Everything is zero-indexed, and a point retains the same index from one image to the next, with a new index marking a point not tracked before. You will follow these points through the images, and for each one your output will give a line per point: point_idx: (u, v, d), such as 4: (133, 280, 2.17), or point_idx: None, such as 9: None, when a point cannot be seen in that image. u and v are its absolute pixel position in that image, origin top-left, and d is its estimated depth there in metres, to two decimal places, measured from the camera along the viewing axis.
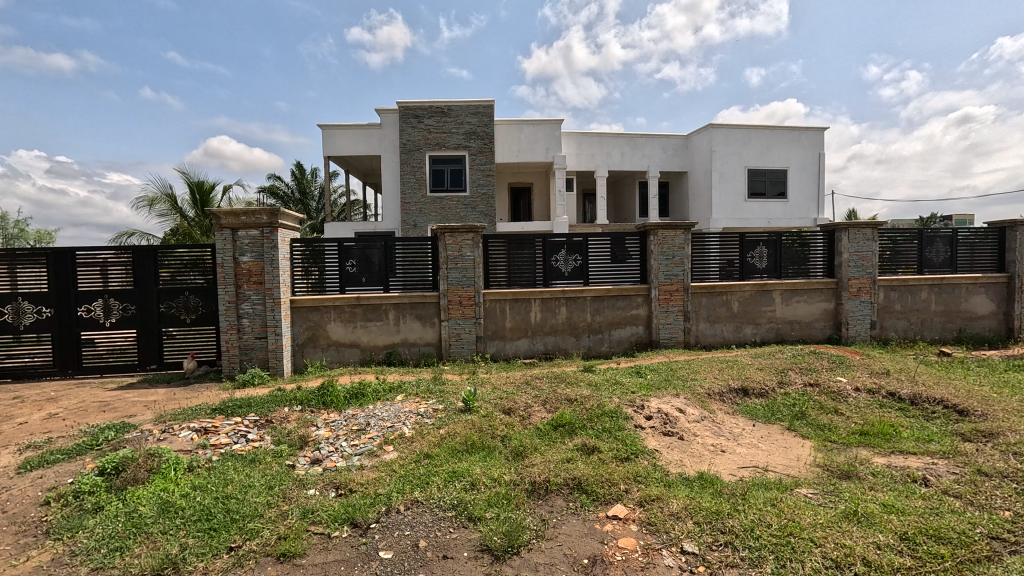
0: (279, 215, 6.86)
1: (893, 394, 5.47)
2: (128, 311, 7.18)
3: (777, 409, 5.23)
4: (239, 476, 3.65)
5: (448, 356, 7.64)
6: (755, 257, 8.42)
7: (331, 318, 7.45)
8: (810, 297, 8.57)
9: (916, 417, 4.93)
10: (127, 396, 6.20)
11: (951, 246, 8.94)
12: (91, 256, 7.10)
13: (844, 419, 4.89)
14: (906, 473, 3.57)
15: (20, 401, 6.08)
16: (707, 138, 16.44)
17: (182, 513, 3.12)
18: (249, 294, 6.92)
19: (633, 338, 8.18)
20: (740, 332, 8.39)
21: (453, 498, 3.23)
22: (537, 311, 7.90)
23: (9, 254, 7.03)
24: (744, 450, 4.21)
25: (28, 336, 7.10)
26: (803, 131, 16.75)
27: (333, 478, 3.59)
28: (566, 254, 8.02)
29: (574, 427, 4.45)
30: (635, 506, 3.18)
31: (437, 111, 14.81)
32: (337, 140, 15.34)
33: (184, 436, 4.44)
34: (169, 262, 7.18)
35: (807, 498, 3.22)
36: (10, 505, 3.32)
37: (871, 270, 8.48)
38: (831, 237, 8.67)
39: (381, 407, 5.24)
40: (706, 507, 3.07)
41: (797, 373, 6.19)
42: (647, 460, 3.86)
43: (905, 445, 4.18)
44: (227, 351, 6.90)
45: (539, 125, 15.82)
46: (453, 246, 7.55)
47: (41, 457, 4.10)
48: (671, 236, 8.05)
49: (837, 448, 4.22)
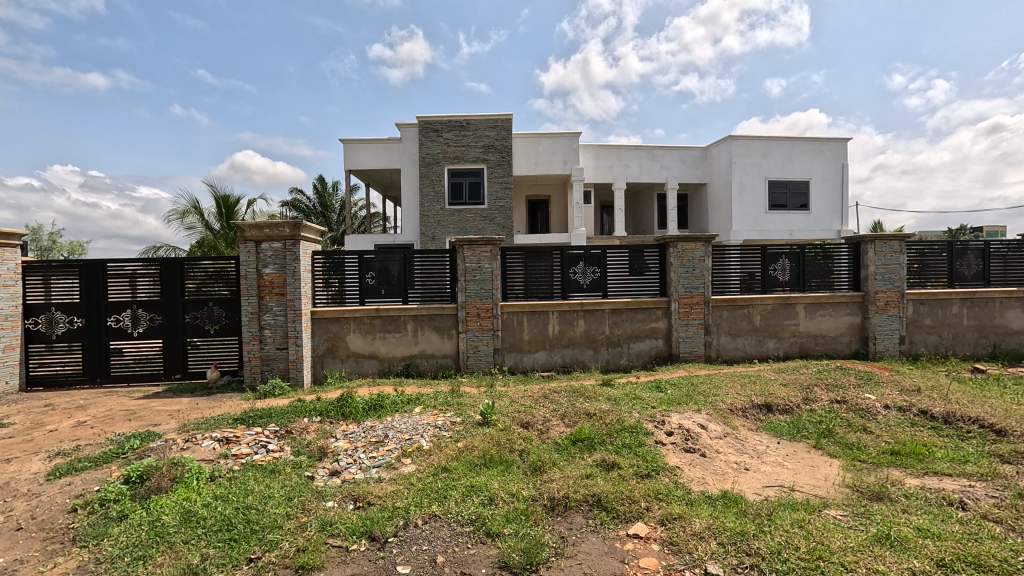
0: (301, 228, 7.00)
1: (925, 412, 5.28)
2: (155, 321, 7.36)
3: (803, 426, 5.09)
4: (259, 487, 3.68)
5: (466, 368, 7.64)
6: (777, 270, 8.27)
7: (350, 329, 7.52)
8: (835, 310, 8.36)
9: (949, 437, 4.75)
10: (152, 405, 6.32)
11: (983, 259, 8.68)
12: (121, 267, 7.32)
13: (874, 438, 4.73)
14: (941, 495, 3.43)
15: (51, 409, 6.25)
16: (726, 149, 16.31)
17: (203, 523, 3.15)
18: (271, 306, 7.03)
19: (652, 351, 8.08)
20: (762, 346, 8.22)
21: (471, 513, 3.20)
22: (555, 324, 7.86)
23: (44, 265, 7.29)
24: (769, 468, 4.10)
25: (60, 345, 7.32)
26: (825, 142, 16.53)
27: (351, 490, 3.59)
28: (584, 266, 7.98)
29: (593, 442, 4.39)
30: (656, 525, 3.11)
31: (456, 124, 15.00)
32: (358, 154, 15.63)
33: (207, 445, 4.51)
34: (195, 273, 7.35)
35: (837, 520, 3.12)
36: (39, 512, 3.40)
37: (899, 283, 8.26)
38: (857, 250, 8.49)
39: (400, 419, 5.24)
40: (730, 527, 2.98)
41: (824, 389, 6.00)
42: (669, 477, 3.79)
43: (939, 466, 4.02)
44: (250, 362, 7.01)
45: (557, 138, 15.90)
46: (471, 259, 7.58)
47: (69, 464, 4.19)
48: (690, 249, 7.97)
49: (866, 468, 4.09)
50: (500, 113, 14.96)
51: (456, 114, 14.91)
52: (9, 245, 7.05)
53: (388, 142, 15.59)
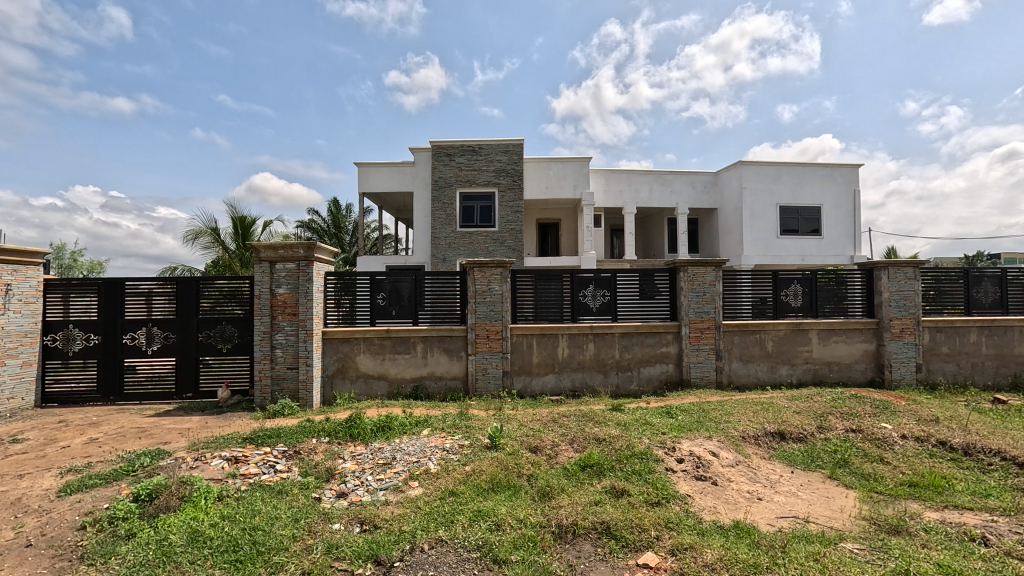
0: (315, 249, 7.13)
1: (943, 443, 5.16)
2: (169, 339, 7.47)
3: (817, 455, 4.99)
4: (266, 508, 3.67)
5: (474, 391, 7.60)
6: (789, 295, 8.21)
7: (360, 350, 7.56)
8: (849, 337, 8.25)
9: (970, 469, 4.64)
10: (163, 423, 6.35)
11: (1000, 287, 8.55)
12: (137, 285, 7.47)
13: (891, 469, 4.63)
14: (962, 530, 3.32)
15: (65, 425, 6.33)
16: (737, 174, 16.39)
17: (210, 543, 3.14)
18: (283, 326, 7.10)
19: (662, 377, 7.99)
20: (775, 373, 8.11)
21: (478, 539, 3.16)
22: (564, 347, 7.84)
23: (64, 283, 7.48)
24: (782, 498, 4.01)
25: (76, 361, 7.43)
26: (837, 168, 16.55)
27: (358, 513, 3.57)
28: (594, 289, 8.00)
29: (603, 468, 4.34)
30: (666, 555, 3.05)
31: (469, 149, 15.29)
32: (372, 177, 15.92)
33: (216, 464, 4.52)
34: (210, 292, 7.48)
35: (853, 554, 3.03)
36: (49, 528, 3.42)
37: (914, 310, 8.17)
38: (870, 276, 8.41)
39: (407, 441, 5.23)
40: (743, 558, 2.91)
41: (838, 418, 5.87)
42: (679, 506, 3.72)
43: (959, 499, 3.91)
44: (261, 381, 7.05)
45: (568, 163, 16.10)
46: (481, 281, 7.64)
47: (80, 481, 4.22)
48: (701, 273, 7.96)
49: (883, 500, 3.98)
50: (511, 138, 15.21)
51: (468, 139, 15.21)
52: (33, 263, 7.25)
53: (401, 166, 15.84)
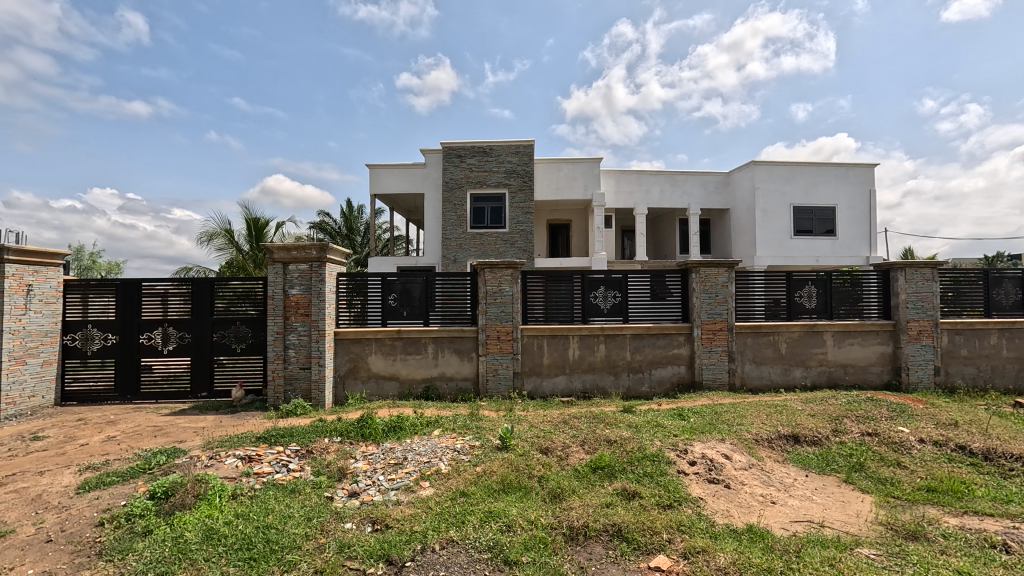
0: (327, 250, 7.19)
1: (963, 447, 5.05)
2: (184, 338, 7.58)
3: (832, 459, 4.92)
4: (279, 507, 3.70)
5: (485, 392, 7.61)
6: (803, 297, 8.11)
7: (371, 351, 7.61)
8: (865, 339, 8.12)
9: (990, 474, 4.55)
10: (179, 422, 6.44)
11: (1022, 288, 8.37)
12: (154, 286, 7.60)
13: (908, 473, 4.55)
14: (982, 537, 3.26)
15: (83, 423, 6.43)
16: (749, 175, 16.24)
17: (224, 541, 3.18)
18: (296, 326, 7.16)
19: (674, 378, 7.93)
20: (789, 375, 8.02)
21: (489, 540, 3.15)
22: (575, 348, 7.81)
23: (83, 284, 7.62)
24: (796, 502, 3.96)
25: (94, 361, 7.57)
26: (852, 168, 16.33)
27: (369, 512, 3.59)
28: (605, 290, 7.97)
29: (614, 470, 4.32)
30: (679, 558, 3.02)
31: (479, 150, 15.32)
32: (383, 178, 16.02)
33: (230, 463, 4.58)
34: (224, 293, 7.58)
35: (870, 560, 2.98)
36: (68, 524, 3.48)
37: (932, 312, 8.03)
38: (886, 277, 8.28)
39: (418, 441, 5.25)
40: (757, 563, 2.88)
41: (854, 421, 5.79)
42: (691, 508, 3.69)
43: (979, 505, 3.83)
44: (274, 381, 7.12)
45: (578, 163, 16.07)
46: (492, 282, 7.66)
47: (98, 478, 4.29)
48: (713, 274, 7.90)
49: (900, 505, 3.91)
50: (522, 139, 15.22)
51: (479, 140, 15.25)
52: (53, 264, 7.40)
53: (412, 167, 15.91)
